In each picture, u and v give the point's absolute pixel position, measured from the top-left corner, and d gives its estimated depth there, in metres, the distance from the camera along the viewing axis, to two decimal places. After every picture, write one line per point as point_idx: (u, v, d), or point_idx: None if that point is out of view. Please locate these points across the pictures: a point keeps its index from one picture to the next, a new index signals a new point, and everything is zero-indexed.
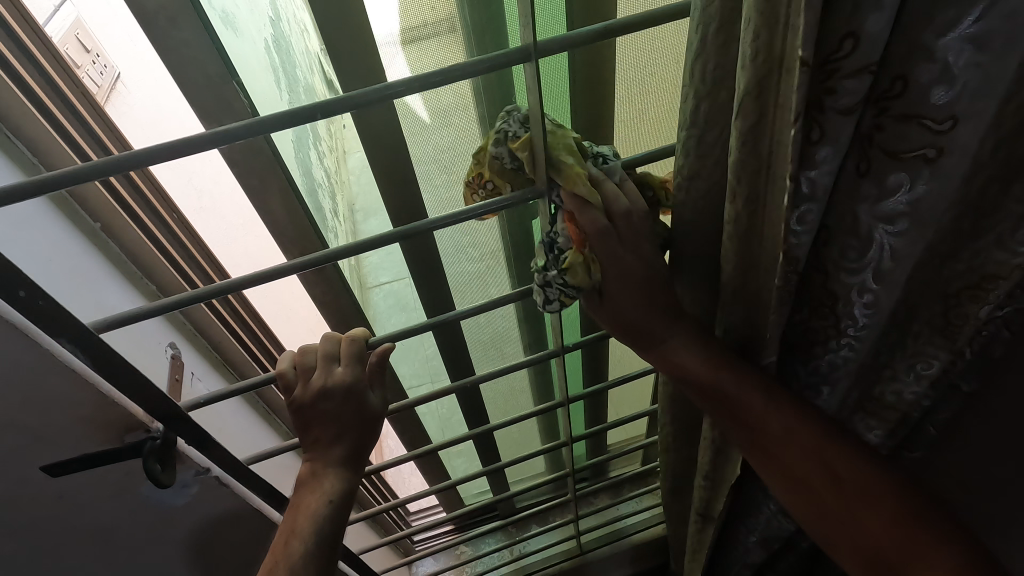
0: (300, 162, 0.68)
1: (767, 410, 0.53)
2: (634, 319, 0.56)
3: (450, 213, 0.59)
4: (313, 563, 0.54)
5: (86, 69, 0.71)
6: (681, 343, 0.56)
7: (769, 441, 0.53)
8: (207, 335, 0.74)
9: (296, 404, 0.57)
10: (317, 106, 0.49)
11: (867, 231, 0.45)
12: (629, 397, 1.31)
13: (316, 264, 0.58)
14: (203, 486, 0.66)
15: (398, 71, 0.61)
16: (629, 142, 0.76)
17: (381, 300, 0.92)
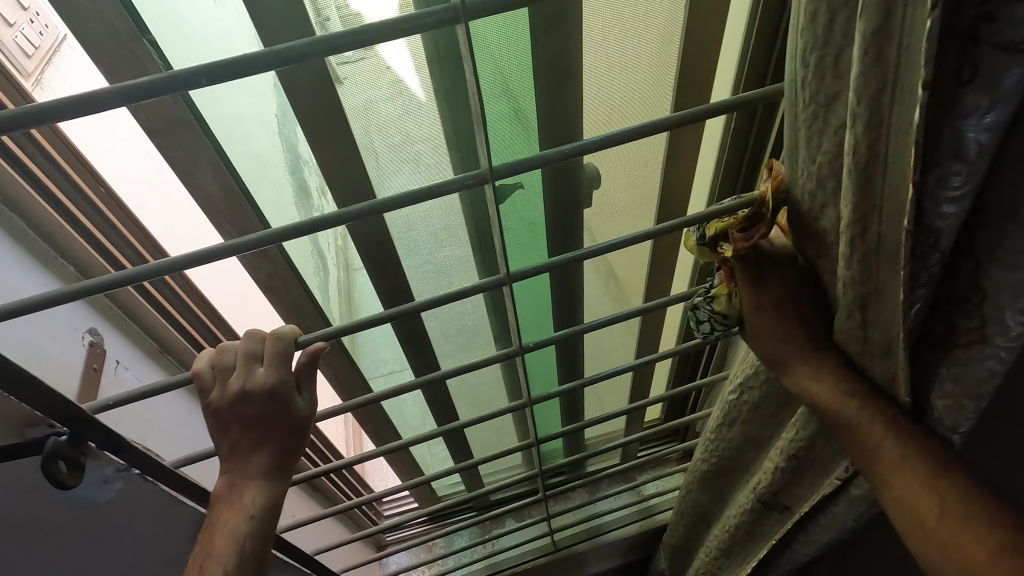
0: (284, 139, 0.63)
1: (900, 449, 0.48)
2: (769, 347, 0.57)
3: (393, 196, 0.53)
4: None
5: (21, 27, 0.66)
6: (809, 369, 0.54)
7: (889, 470, 0.49)
8: (142, 324, 0.69)
9: (212, 408, 0.53)
10: (199, 71, 0.41)
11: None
12: (608, 393, 1.26)
13: (255, 246, 0.52)
14: (127, 484, 0.62)
15: (393, 49, 0.56)
16: (600, 122, 0.70)
17: (365, 283, 0.85)
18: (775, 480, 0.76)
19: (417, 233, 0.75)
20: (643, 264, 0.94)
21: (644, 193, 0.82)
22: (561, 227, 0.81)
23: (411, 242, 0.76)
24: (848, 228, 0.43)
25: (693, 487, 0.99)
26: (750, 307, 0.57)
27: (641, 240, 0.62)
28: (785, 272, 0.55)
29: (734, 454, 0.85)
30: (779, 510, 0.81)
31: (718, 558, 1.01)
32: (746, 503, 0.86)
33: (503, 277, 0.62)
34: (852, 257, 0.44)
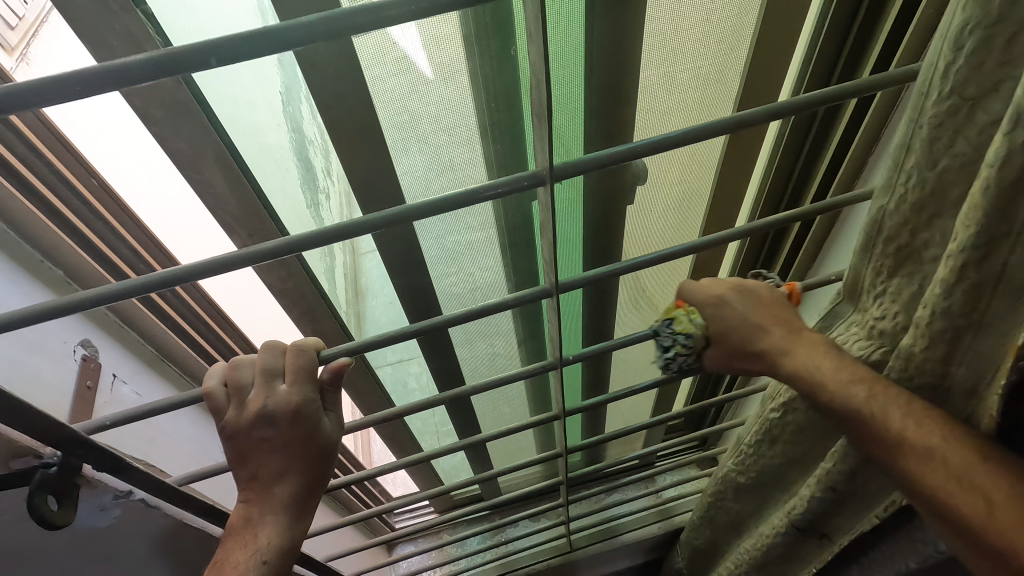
0: (288, 116, 0.55)
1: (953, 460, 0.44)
2: (738, 327, 0.56)
3: (426, 202, 0.46)
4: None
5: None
6: (831, 373, 0.50)
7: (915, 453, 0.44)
8: (140, 330, 0.62)
9: (228, 431, 0.47)
10: (213, 49, 0.34)
11: None
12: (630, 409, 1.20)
13: (268, 257, 0.46)
14: (127, 510, 0.56)
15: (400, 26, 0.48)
16: (652, 118, 0.63)
17: (373, 268, 0.78)
18: (813, 508, 0.70)
19: (442, 241, 0.70)
20: (681, 272, 0.87)
21: (690, 195, 0.75)
22: (600, 232, 0.74)
23: (436, 248, 0.70)
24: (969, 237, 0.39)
25: (727, 496, 0.90)
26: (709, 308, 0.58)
27: (683, 253, 0.56)
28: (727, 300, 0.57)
29: (775, 472, 0.76)
30: (817, 537, 0.75)
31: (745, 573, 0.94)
32: (778, 526, 0.79)
33: (548, 289, 0.55)
34: (957, 280, 0.41)
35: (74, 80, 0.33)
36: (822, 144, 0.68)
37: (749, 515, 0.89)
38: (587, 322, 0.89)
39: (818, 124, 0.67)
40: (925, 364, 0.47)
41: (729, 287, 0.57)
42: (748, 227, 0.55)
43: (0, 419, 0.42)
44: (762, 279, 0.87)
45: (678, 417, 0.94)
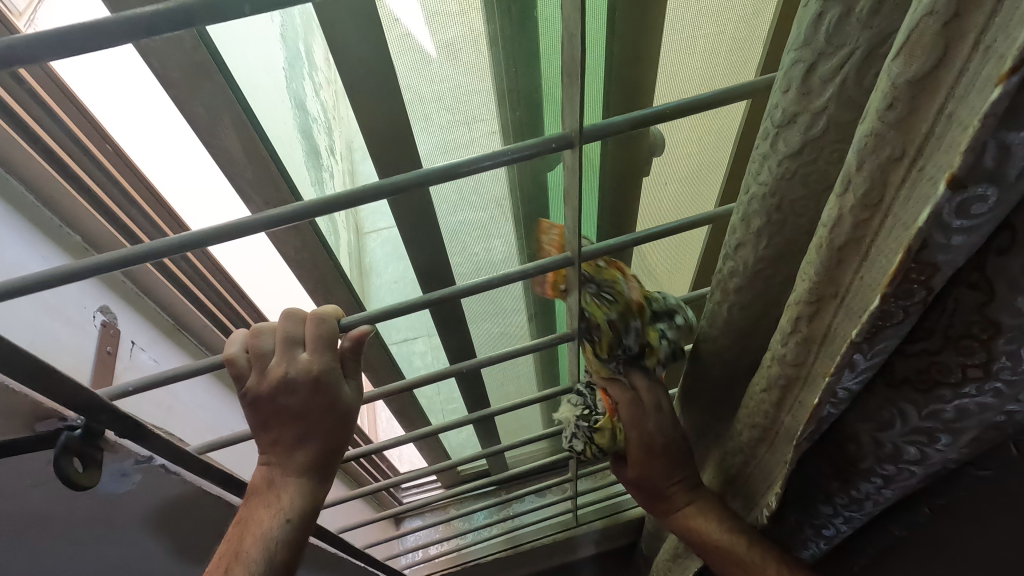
0: (291, 92, 0.56)
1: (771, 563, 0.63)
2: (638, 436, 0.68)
3: (451, 165, 0.46)
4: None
5: None
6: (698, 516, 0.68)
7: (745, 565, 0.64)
8: (156, 297, 0.63)
9: (250, 397, 0.47)
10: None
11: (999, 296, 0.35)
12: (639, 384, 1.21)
13: (283, 223, 0.45)
14: (147, 476, 0.56)
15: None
16: (674, 84, 0.62)
17: (377, 247, 0.79)
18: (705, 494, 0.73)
19: (452, 212, 0.69)
20: (694, 246, 0.86)
21: (708, 167, 0.74)
22: (617, 203, 0.73)
23: (446, 222, 0.70)
24: (800, 303, 0.45)
25: None
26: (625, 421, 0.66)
27: (698, 225, 0.58)
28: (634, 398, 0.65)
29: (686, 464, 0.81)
30: None
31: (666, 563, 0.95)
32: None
33: (571, 258, 0.54)
34: (791, 330, 0.47)
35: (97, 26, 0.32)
36: None
37: None
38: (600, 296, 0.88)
39: None
40: (766, 410, 0.56)
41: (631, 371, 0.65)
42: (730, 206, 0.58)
43: (26, 380, 0.42)
44: None
45: None
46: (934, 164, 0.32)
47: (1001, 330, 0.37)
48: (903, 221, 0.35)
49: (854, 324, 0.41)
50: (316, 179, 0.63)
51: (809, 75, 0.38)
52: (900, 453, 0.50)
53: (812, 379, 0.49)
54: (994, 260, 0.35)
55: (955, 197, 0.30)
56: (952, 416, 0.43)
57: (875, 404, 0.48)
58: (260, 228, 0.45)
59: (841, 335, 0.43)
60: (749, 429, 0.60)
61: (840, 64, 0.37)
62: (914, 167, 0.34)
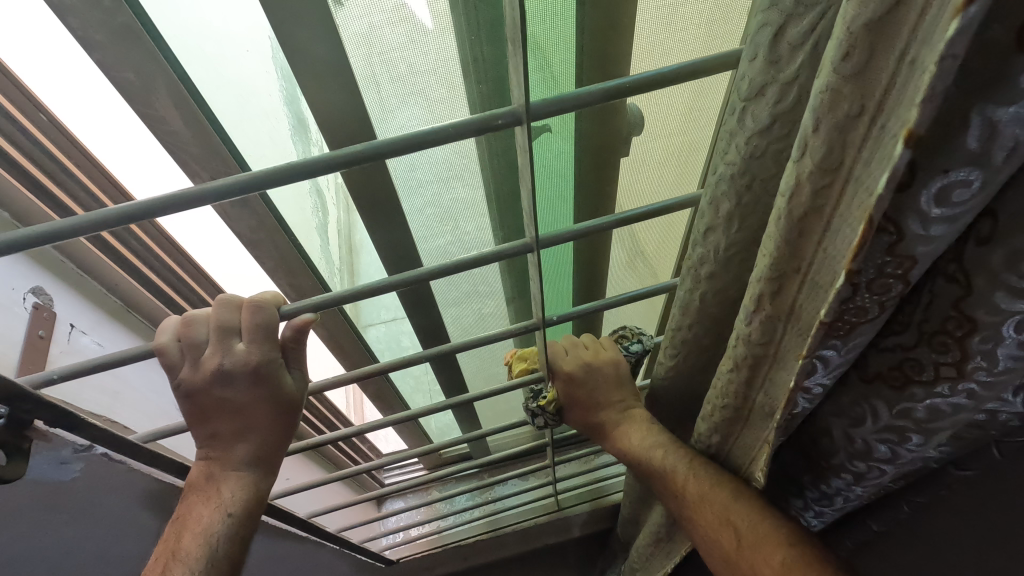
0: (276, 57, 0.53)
1: (698, 472, 0.59)
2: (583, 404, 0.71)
3: (404, 136, 0.43)
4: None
5: None
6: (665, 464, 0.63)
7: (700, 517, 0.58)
8: (99, 277, 0.59)
9: (184, 389, 0.44)
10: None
11: (981, 291, 0.32)
12: None
13: (234, 195, 0.43)
14: (89, 464, 0.55)
15: None
16: (652, 54, 0.57)
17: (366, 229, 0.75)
18: None
19: (438, 191, 0.67)
20: (679, 229, 0.83)
21: (691, 145, 0.70)
22: (593, 183, 0.69)
23: (430, 200, 0.67)
24: (762, 283, 0.40)
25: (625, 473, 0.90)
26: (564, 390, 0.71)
27: (672, 206, 0.56)
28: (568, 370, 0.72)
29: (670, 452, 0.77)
30: None
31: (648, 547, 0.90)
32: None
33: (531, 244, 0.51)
34: (757, 309, 0.42)
35: None
36: None
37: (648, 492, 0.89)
38: (578, 280, 0.85)
39: None
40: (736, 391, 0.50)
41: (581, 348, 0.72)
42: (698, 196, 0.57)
43: None
44: None
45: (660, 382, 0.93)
46: (895, 119, 0.28)
47: (976, 327, 0.33)
48: (866, 183, 0.31)
49: (820, 302, 0.37)
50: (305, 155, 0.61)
51: (777, 39, 0.35)
52: (870, 451, 0.47)
53: (781, 365, 0.45)
54: (973, 251, 0.31)
55: (935, 182, 0.28)
56: (923, 416, 0.40)
57: (847, 402, 0.45)
58: (206, 200, 0.42)
59: (810, 312, 0.39)
60: (716, 410, 0.55)
61: (814, 24, 0.34)
62: (876, 123, 0.29)
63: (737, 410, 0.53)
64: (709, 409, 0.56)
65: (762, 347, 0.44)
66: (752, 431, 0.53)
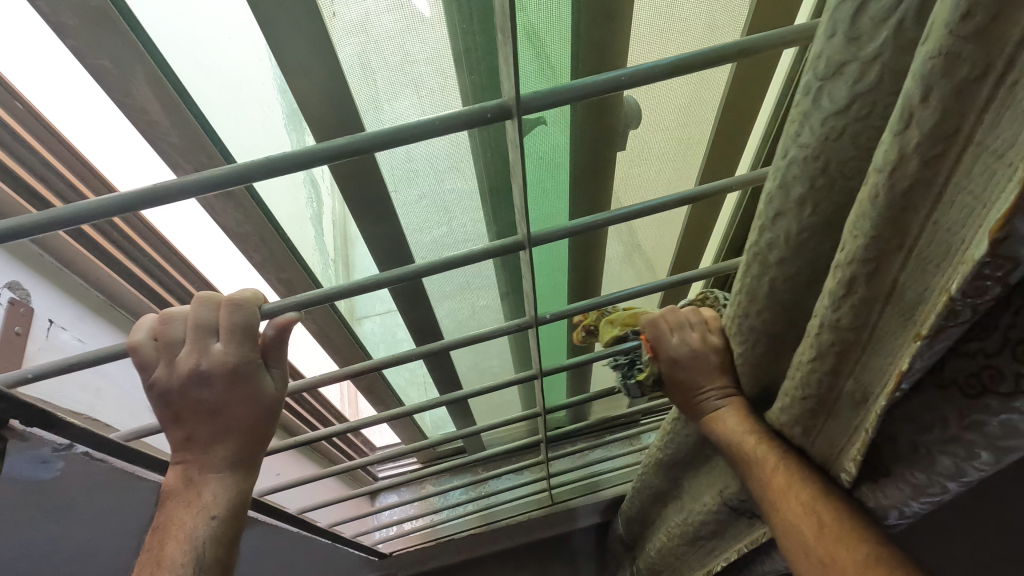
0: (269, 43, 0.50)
1: (788, 471, 0.52)
2: (677, 376, 0.61)
3: (392, 130, 0.41)
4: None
5: None
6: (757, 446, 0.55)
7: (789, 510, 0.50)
8: (80, 271, 0.58)
9: (157, 389, 0.43)
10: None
11: None
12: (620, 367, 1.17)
13: (213, 188, 0.41)
14: (70, 464, 0.53)
15: None
16: (649, 47, 0.56)
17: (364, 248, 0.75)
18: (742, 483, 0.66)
19: (437, 180, 0.64)
20: (675, 227, 0.81)
21: (688, 141, 0.68)
22: (588, 179, 0.67)
23: (430, 191, 0.65)
24: (853, 263, 0.36)
25: (647, 471, 0.88)
26: (666, 362, 0.62)
27: (673, 205, 0.53)
28: (688, 327, 0.62)
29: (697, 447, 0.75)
30: (748, 516, 0.70)
31: (679, 549, 0.90)
32: (711, 503, 0.75)
33: (523, 240, 0.51)
34: (847, 290, 0.38)
35: None
36: None
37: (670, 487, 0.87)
38: (573, 277, 0.84)
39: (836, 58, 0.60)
40: (817, 383, 0.45)
41: (661, 317, 0.64)
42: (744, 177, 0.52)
43: None
44: None
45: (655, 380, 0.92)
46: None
47: None
48: (995, 148, 0.28)
49: (935, 277, 0.33)
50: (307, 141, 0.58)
51: (859, 15, 0.32)
52: (870, 459, 0.46)
53: (874, 355, 0.40)
54: None
55: None
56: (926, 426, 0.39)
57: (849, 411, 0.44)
58: (189, 193, 0.41)
59: (918, 292, 0.35)
60: (793, 404, 0.49)
61: None
62: (1004, 86, 0.27)
63: (818, 406, 0.48)
64: (785, 399, 0.50)
65: (854, 334, 0.40)
66: (835, 426, 0.48)
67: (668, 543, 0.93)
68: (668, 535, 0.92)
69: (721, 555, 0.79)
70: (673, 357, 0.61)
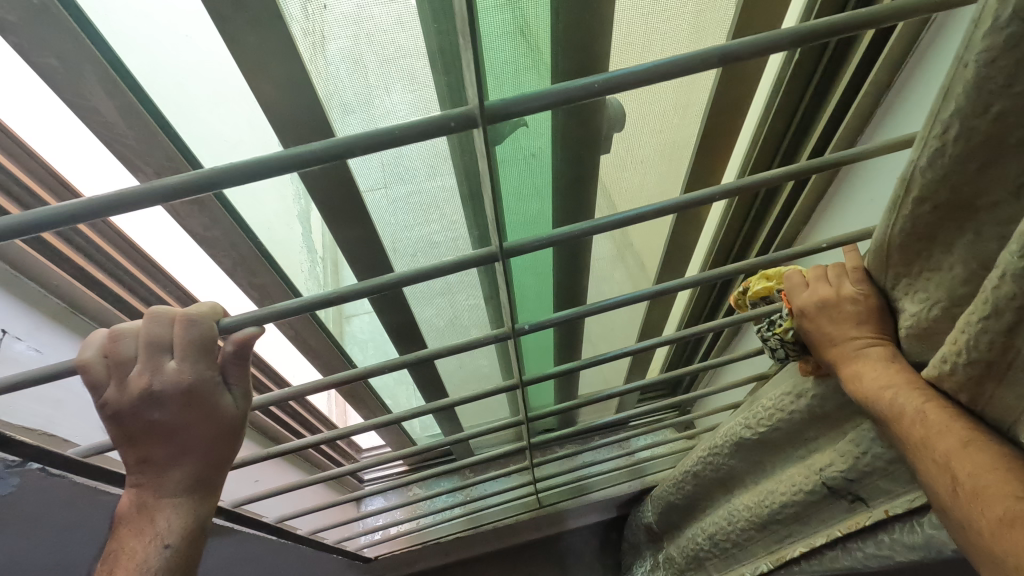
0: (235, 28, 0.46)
1: (937, 421, 0.44)
2: (818, 331, 0.52)
3: (359, 135, 0.39)
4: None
5: None
6: (908, 403, 0.45)
7: (949, 471, 0.42)
8: (39, 280, 0.55)
9: (109, 411, 0.40)
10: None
11: None
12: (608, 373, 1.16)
13: (170, 196, 0.39)
14: (26, 480, 0.51)
15: None
16: (630, 51, 0.54)
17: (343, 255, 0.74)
18: (853, 468, 0.66)
19: (419, 179, 0.62)
20: (661, 234, 0.80)
21: (673, 147, 0.67)
22: (570, 185, 0.66)
23: (406, 196, 0.63)
24: None
25: (723, 452, 0.89)
26: (803, 314, 0.53)
27: (656, 213, 0.51)
28: (831, 279, 0.52)
29: (793, 431, 0.74)
30: (849, 498, 0.70)
31: (744, 530, 0.92)
32: (804, 484, 0.75)
33: (495, 251, 0.49)
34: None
35: None
36: (829, 88, 0.60)
37: (749, 470, 0.88)
38: (558, 284, 0.82)
39: (824, 63, 0.58)
40: (988, 346, 0.40)
41: (805, 276, 0.55)
42: (766, 176, 0.49)
43: None
44: (749, 245, 0.81)
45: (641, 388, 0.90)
46: None
47: None
48: None
49: None
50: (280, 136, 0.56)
51: None
52: None
53: None
54: None
55: None
56: None
57: None
58: (148, 201, 0.39)
59: None
60: (961, 368, 0.43)
61: None
62: None
63: (988, 367, 0.41)
64: (943, 365, 0.44)
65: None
66: (1008, 394, 0.42)
67: (726, 523, 0.96)
68: (736, 513, 0.93)
69: (807, 539, 0.81)
70: (808, 309, 0.52)
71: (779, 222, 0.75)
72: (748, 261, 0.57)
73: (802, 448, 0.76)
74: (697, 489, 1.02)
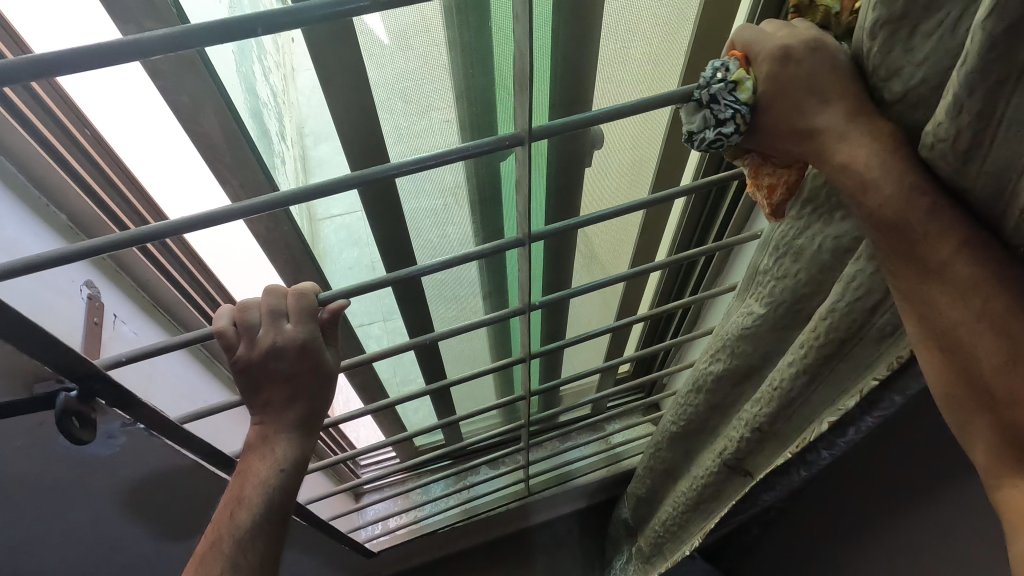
0: (241, 75, 0.60)
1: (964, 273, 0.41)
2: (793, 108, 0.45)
3: (410, 159, 0.54)
4: (259, 535, 0.53)
5: None
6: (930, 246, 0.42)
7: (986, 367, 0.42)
8: (134, 275, 0.67)
9: (240, 364, 0.54)
10: (261, 18, 0.40)
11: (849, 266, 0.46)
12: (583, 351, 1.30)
13: (265, 210, 0.51)
14: (131, 438, 0.62)
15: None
16: (609, 88, 0.71)
17: (332, 233, 0.82)
18: (739, 445, 0.82)
19: (432, 187, 0.76)
20: (630, 233, 0.97)
21: (640, 161, 0.84)
22: (561, 192, 0.82)
23: (419, 204, 0.78)
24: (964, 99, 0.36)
25: (663, 446, 1.03)
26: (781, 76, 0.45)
27: (635, 209, 0.67)
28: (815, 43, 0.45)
29: (699, 419, 0.90)
30: (741, 473, 0.87)
31: (682, 513, 1.07)
32: (712, 465, 0.91)
33: (521, 237, 0.64)
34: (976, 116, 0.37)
35: (102, 49, 0.38)
36: None
37: (678, 461, 1.04)
38: (548, 279, 0.98)
39: None
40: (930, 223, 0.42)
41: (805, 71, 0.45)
42: (707, 180, 0.66)
43: (37, 354, 0.49)
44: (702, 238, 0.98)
45: (629, 360, 1.04)
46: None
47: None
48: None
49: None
50: (269, 162, 0.66)
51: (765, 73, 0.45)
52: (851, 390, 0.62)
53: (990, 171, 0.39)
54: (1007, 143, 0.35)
55: None
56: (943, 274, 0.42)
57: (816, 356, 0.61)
58: (240, 215, 0.50)
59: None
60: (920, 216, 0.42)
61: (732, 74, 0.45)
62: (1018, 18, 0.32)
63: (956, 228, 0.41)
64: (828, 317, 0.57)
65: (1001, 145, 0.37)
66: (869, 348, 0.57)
67: (674, 509, 1.10)
68: (675, 501, 1.09)
69: (722, 510, 0.97)
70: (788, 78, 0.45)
71: (725, 217, 0.91)
72: (713, 245, 0.75)
73: (713, 428, 0.90)
74: (658, 480, 1.14)
